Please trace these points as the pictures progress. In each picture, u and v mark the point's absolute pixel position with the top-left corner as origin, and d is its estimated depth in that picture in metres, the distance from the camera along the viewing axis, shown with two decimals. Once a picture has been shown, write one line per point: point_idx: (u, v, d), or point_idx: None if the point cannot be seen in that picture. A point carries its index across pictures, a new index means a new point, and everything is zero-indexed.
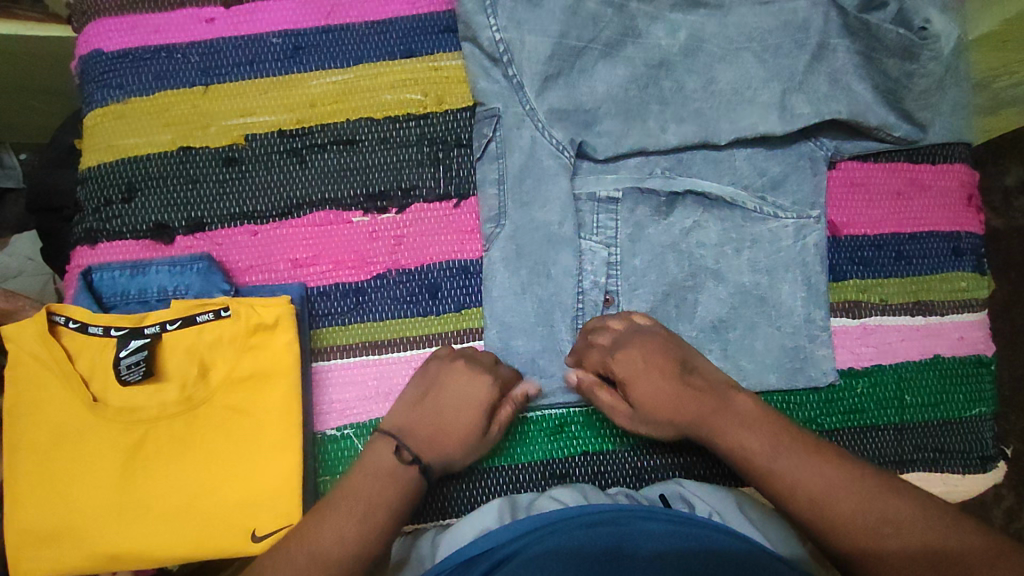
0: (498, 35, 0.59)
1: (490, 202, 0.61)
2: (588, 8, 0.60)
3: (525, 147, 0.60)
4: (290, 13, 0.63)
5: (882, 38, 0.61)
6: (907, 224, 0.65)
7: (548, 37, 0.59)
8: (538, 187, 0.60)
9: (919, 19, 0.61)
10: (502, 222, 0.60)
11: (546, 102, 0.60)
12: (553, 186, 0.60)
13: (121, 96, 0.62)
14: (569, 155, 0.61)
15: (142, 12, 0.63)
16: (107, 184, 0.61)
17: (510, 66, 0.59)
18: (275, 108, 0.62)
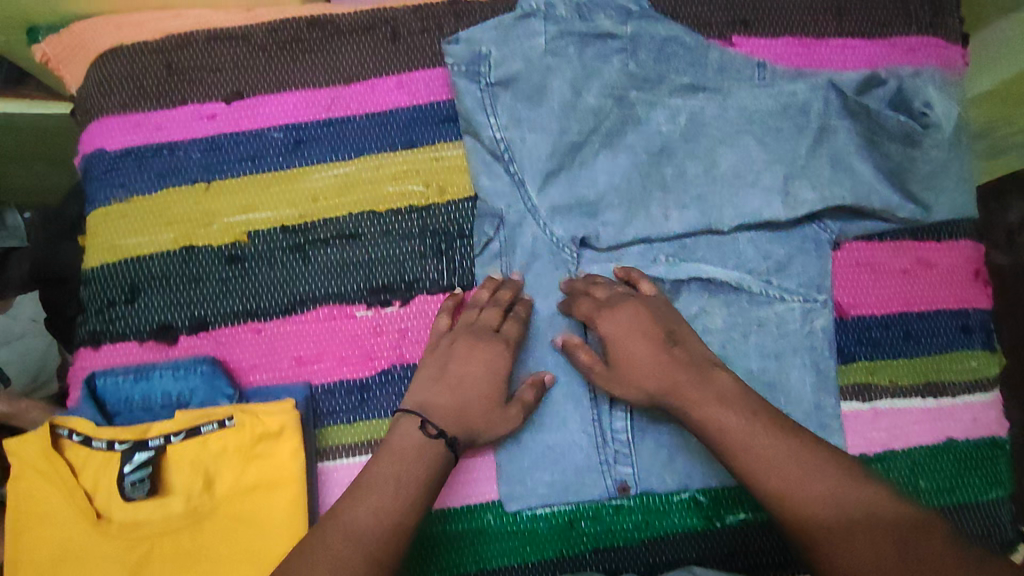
0: (499, 133, 0.61)
1: None
2: (587, 103, 0.62)
3: (525, 244, 0.62)
4: (291, 106, 0.63)
5: (882, 123, 0.61)
6: (915, 302, 0.65)
7: (548, 133, 0.61)
8: (540, 283, 0.62)
9: (919, 103, 0.62)
10: None
11: (547, 197, 0.62)
12: (557, 279, 0.62)
13: (124, 195, 0.62)
14: (569, 250, 0.62)
15: (143, 110, 0.62)
16: (110, 285, 0.61)
17: (512, 163, 0.61)
18: (278, 204, 0.62)
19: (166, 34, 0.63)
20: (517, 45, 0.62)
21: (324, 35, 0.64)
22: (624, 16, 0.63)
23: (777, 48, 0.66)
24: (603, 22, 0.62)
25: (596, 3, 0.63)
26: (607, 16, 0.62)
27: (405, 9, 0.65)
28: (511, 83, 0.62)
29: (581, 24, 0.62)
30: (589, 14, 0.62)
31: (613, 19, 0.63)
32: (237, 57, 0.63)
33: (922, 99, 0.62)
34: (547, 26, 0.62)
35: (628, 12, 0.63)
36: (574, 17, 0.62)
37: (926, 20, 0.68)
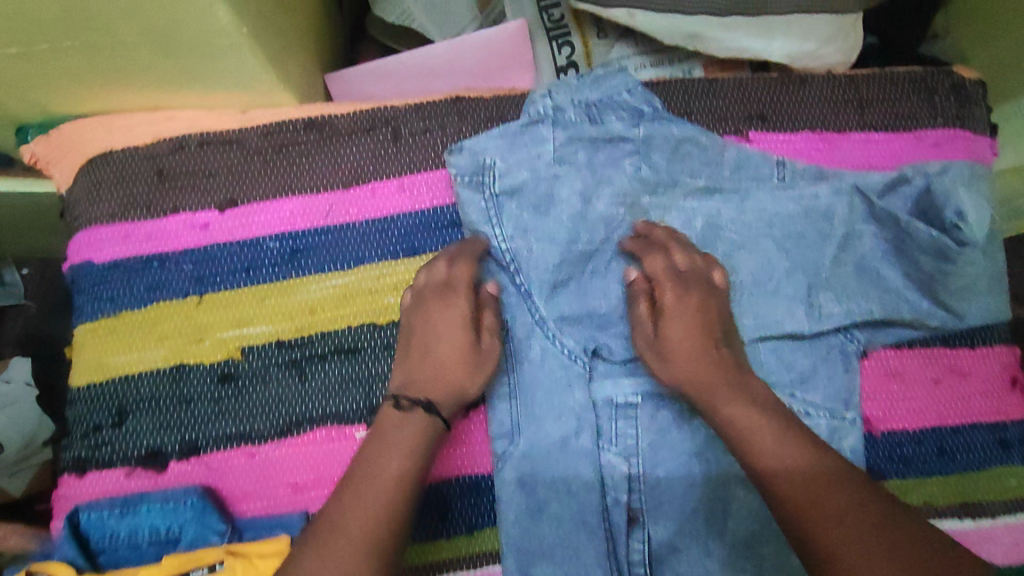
0: (504, 243, 0.59)
1: (501, 416, 0.58)
2: (597, 211, 0.60)
3: (534, 360, 0.59)
4: (286, 214, 0.60)
5: (914, 236, 0.59)
6: (949, 415, 0.61)
7: (556, 244, 0.59)
8: (551, 402, 0.58)
9: (952, 214, 0.59)
10: (515, 440, 0.57)
11: (557, 309, 0.59)
12: (569, 397, 0.58)
13: (113, 309, 0.59)
14: (582, 363, 0.59)
15: (133, 219, 0.59)
16: (97, 407, 0.57)
17: (518, 275, 0.59)
18: (273, 317, 0.59)
19: (158, 138, 0.61)
20: (523, 150, 0.59)
21: (321, 137, 0.61)
22: (637, 117, 0.60)
23: (797, 143, 0.63)
24: (616, 125, 0.60)
25: (606, 105, 0.60)
26: (618, 119, 0.60)
27: (407, 108, 0.62)
28: (517, 191, 0.59)
29: (592, 127, 0.59)
30: (598, 116, 0.60)
31: (623, 122, 0.60)
32: (230, 162, 0.60)
33: (953, 207, 0.59)
34: (555, 131, 0.59)
35: (642, 113, 0.60)
36: (584, 120, 0.59)
37: (952, 111, 0.65)
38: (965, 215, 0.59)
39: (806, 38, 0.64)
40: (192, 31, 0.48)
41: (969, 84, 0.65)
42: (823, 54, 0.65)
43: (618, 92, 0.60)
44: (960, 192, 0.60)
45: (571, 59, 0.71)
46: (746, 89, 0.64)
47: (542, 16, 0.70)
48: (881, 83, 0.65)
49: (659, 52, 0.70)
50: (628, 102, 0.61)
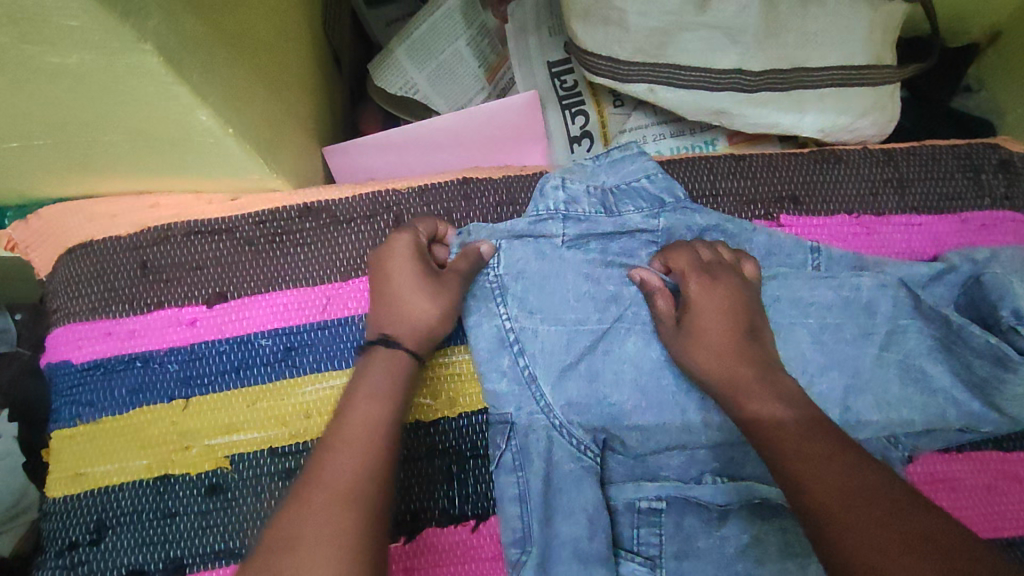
0: (510, 325, 0.55)
1: (512, 521, 0.51)
2: (612, 292, 0.56)
3: (541, 454, 0.53)
4: (280, 308, 0.56)
5: (967, 339, 0.52)
6: (1005, 526, 0.55)
7: (563, 326, 0.55)
8: (562, 500, 0.51)
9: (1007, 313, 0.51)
10: (528, 548, 0.50)
11: (566, 399, 0.54)
12: (579, 495, 0.51)
13: (92, 415, 0.54)
14: (593, 457, 0.53)
15: (115, 316, 0.55)
16: (74, 522, 0.52)
17: (522, 357, 0.54)
18: (265, 422, 0.54)
19: (142, 228, 0.56)
20: (526, 237, 0.56)
21: (318, 225, 0.57)
22: (657, 207, 0.58)
23: (832, 226, 0.59)
24: (632, 216, 0.57)
25: (622, 193, 0.57)
26: (635, 208, 0.57)
27: (410, 191, 0.58)
28: (522, 274, 0.56)
29: (608, 219, 0.57)
30: (614, 206, 0.57)
31: (642, 213, 0.57)
32: (220, 254, 0.56)
33: (1011, 307, 0.51)
34: (567, 226, 0.57)
35: (662, 204, 0.58)
36: (597, 211, 0.57)
37: (1000, 191, 0.60)
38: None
39: (842, 112, 0.59)
40: (173, 132, 0.43)
41: (1017, 159, 0.61)
42: (860, 127, 0.60)
43: (635, 179, 0.58)
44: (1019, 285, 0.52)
45: (585, 128, 0.67)
46: (776, 168, 0.60)
47: (554, 82, 0.67)
48: (923, 160, 0.60)
49: (679, 120, 0.66)
50: (648, 191, 0.58)
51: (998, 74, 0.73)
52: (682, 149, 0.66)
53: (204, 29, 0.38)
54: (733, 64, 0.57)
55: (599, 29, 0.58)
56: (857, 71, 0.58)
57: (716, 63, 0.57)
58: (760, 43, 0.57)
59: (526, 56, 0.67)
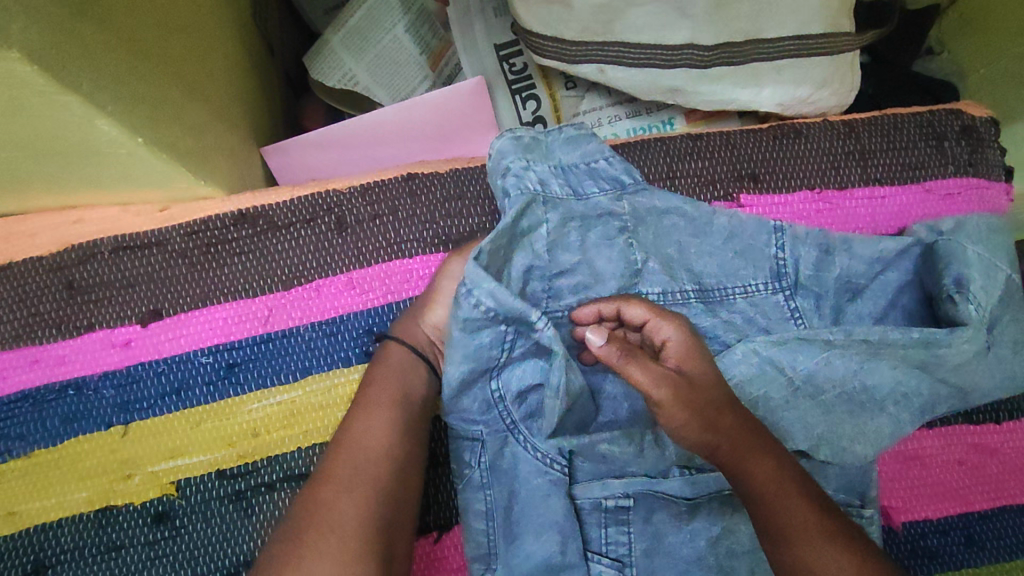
0: (501, 352, 0.49)
1: (477, 535, 0.49)
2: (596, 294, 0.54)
3: (505, 469, 0.50)
4: (220, 323, 0.53)
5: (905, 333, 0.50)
6: (977, 500, 0.55)
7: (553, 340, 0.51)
8: (529, 517, 0.49)
9: (948, 283, 0.51)
10: (492, 562, 0.49)
11: (526, 407, 0.51)
12: (545, 509, 0.49)
13: (23, 449, 0.51)
14: (560, 467, 0.50)
15: (41, 342, 0.52)
16: (10, 565, 0.49)
17: (496, 381, 0.50)
18: (211, 444, 0.51)
19: (64, 246, 0.52)
20: (520, 247, 0.50)
21: (255, 232, 0.54)
22: (618, 190, 0.54)
23: (794, 205, 0.57)
24: (600, 198, 0.53)
25: (582, 171, 0.54)
26: (599, 190, 0.53)
27: (352, 191, 0.55)
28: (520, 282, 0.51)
29: (579, 204, 0.53)
30: (582, 187, 0.53)
31: (605, 194, 0.53)
32: (152, 269, 0.53)
33: (953, 274, 0.51)
34: (549, 213, 0.51)
35: (623, 185, 0.54)
36: (569, 196, 0.52)
37: (962, 158, 0.58)
38: (966, 285, 0.50)
39: (799, 84, 0.57)
40: (75, 144, 0.40)
41: (979, 124, 0.59)
42: (820, 99, 0.58)
43: (595, 159, 0.54)
44: (966, 257, 0.51)
45: (538, 113, 0.64)
46: (734, 147, 0.57)
47: (503, 66, 0.64)
48: (884, 129, 0.58)
49: (635, 101, 0.63)
50: (608, 172, 0.54)
51: (956, 33, 0.71)
52: (639, 130, 0.64)
53: (93, 34, 0.34)
54: (684, 40, 0.54)
55: (543, 9, 0.55)
56: (813, 40, 0.55)
57: (666, 38, 0.54)
58: (712, 15, 0.54)
59: (472, 39, 0.63)
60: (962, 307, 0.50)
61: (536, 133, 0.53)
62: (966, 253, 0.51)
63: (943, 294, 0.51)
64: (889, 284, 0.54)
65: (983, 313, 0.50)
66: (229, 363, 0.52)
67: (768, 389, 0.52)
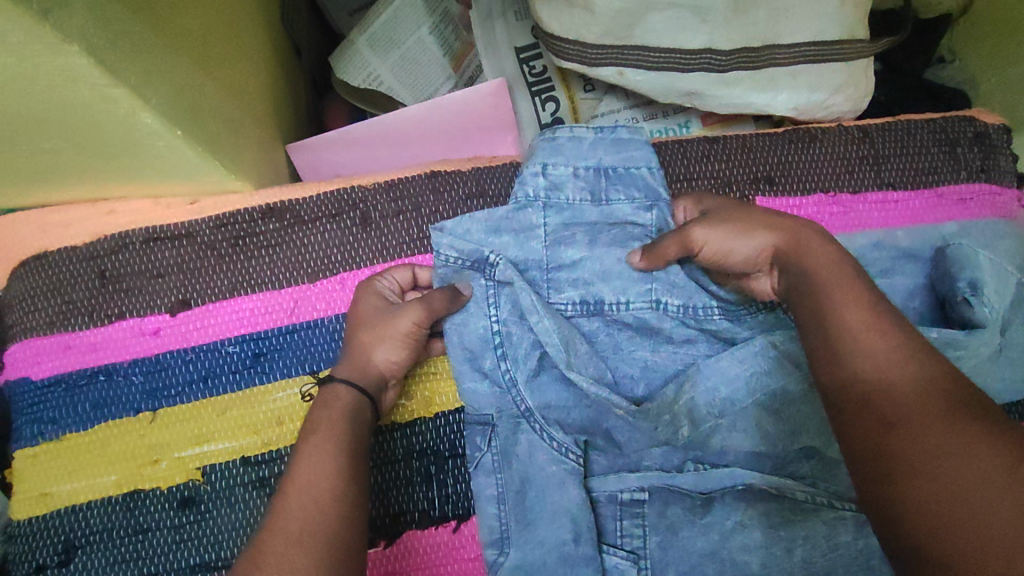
0: (497, 325, 0.53)
1: (491, 521, 0.50)
2: (600, 290, 0.54)
3: (520, 456, 0.51)
4: (247, 314, 0.54)
5: None
6: None
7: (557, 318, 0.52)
8: (544, 502, 0.50)
9: (964, 285, 0.52)
10: (507, 549, 0.50)
11: (540, 396, 0.53)
12: (560, 497, 0.50)
13: (54, 433, 0.52)
14: (576, 457, 0.51)
15: (73, 329, 0.54)
16: (41, 545, 0.51)
17: (503, 360, 0.52)
18: (236, 431, 0.52)
19: (97, 236, 0.54)
20: (517, 239, 0.54)
21: (281, 225, 0.55)
22: (650, 199, 0.55)
23: (809, 207, 0.58)
24: (621, 205, 0.55)
25: (617, 177, 0.56)
26: (626, 198, 0.55)
27: (377, 187, 0.57)
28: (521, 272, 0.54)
29: (595, 208, 0.55)
30: (603, 193, 0.55)
31: (632, 203, 0.55)
32: (181, 260, 0.54)
33: (969, 278, 0.53)
34: (548, 216, 0.55)
35: (657, 197, 0.55)
36: (586, 200, 0.55)
37: (975, 164, 0.59)
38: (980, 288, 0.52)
39: (815, 89, 0.58)
40: (117, 136, 0.41)
41: (992, 131, 0.60)
42: (834, 104, 0.59)
43: (637, 165, 0.56)
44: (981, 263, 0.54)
45: (556, 115, 0.66)
46: (750, 149, 0.59)
47: (523, 68, 0.65)
48: (898, 135, 0.59)
49: (652, 103, 0.65)
50: (645, 181, 0.56)
51: (967, 43, 0.72)
52: (656, 133, 0.65)
53: (139, 29, 0.36)
54: (703, 44, 0.56)
55: (565, 12, 0.56)
56: (829, 47, 0.57)
57: (686, 42, 0.56)
58: (730, 20, 0.55)
59: (493, 41, 0.65)
60: (978, 307, 0.51)
61: (578, 132, 0.56)
62: (979, 259, 0.54)
63: (959, 297, 0.52)
64: (901, 285, 0.55)
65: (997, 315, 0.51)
66: (256, 352, 0.54)
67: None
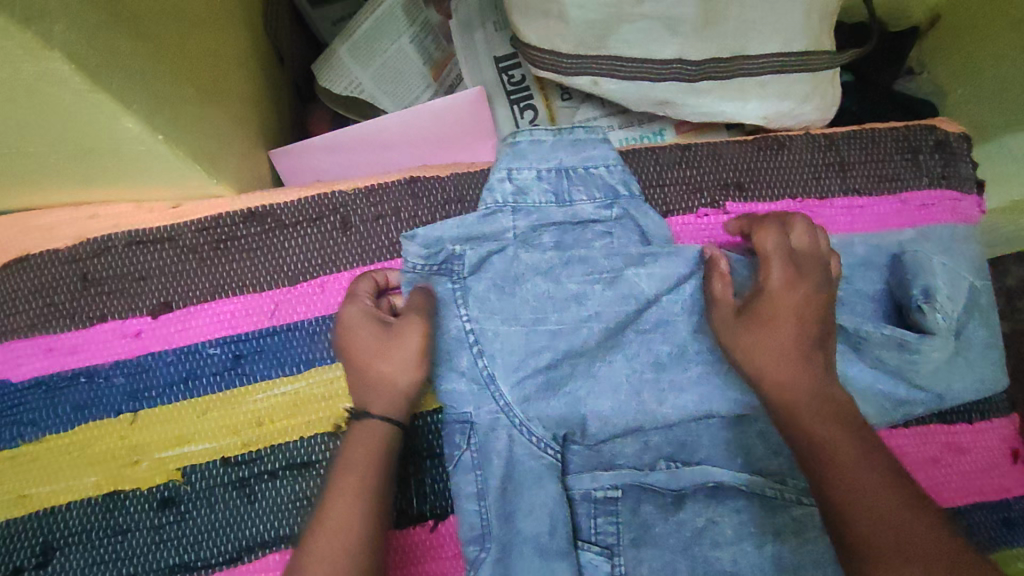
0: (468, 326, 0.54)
1: (471, 517, 0.51)
2: (566, 293, 0.54)
3: (500, 452, 0.52)
4: (228, 316, 0.55)
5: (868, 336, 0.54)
6: (950, 496, 0.57)
7: (521, 325, 0.54)
8: (522, 496, 0.52)
9: (917, 290, 0.54)
10: (489, 544, 0.50)
11: (520, 393, 0.53)
12: (539, 491, 0.52)
13: (34, 435, 0.53)
14: (553, 452, 0.53)
15: (54, 332, 0.54)
16: (20, 546, 0.51)
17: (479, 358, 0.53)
18: (216, 431, 0.53)
19: (79, 239, 0.55)
20: (482, 245, 0.55)
21: (262, 229, 0.56)
22: (611, 198, 0.57)
23: (777, 213, 0.60)
24: (584, 205, 0.56)
25: (578, 177, 0.56)
26: (588, 198, 0.56)
27: (356, 192, 0.58)
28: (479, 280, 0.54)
29: (559, 209, 0.56)
30: (566, 194, 0.56)
31: (593, 202, 0.56)
32: (162, 263, 0.55)
33: (921, 284, 0.54)
34: (516, 219, 0.56)
35: (616, 195, 0.57)
36: (550, 202, 0.56)
37: (937, 170, 0.61)
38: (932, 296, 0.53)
39: (783, 98, 0.60)
40: (100, 141, 0.42)
41: (953, 140, 0.62)
42: (802, 112, 0.61)
43: (596, 164, 0.57)
44: (932, 270, 0.55)
45: (534, 122, 0.67)
46: (719, 157, 0.61)
47: (502, 77, 0.67)
48: (863, 143, 0.61)
49: (627, 112, 0.66)
50: (605, 180, 0.57)
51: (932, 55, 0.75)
52: (632, 140, 0.67)
53: (120, 37, 0.37)
54: (675, 55, 0.57)
55: (541, 22, 0.57)
56: (797, 57, 0.58)
57: (657, 53, 0.57)
58: (700, 32, 0.57)
59: (472, 51, 0.66)
60: (930, 316, 0.53)
61: (538, 136, 0.56)
62: (932, 265, 0.55)
63: (913, 304, 0.54)
64: (862, 292, 0.57)
65: (950, 322, 0.53)
66: (236, 354, 0.54)
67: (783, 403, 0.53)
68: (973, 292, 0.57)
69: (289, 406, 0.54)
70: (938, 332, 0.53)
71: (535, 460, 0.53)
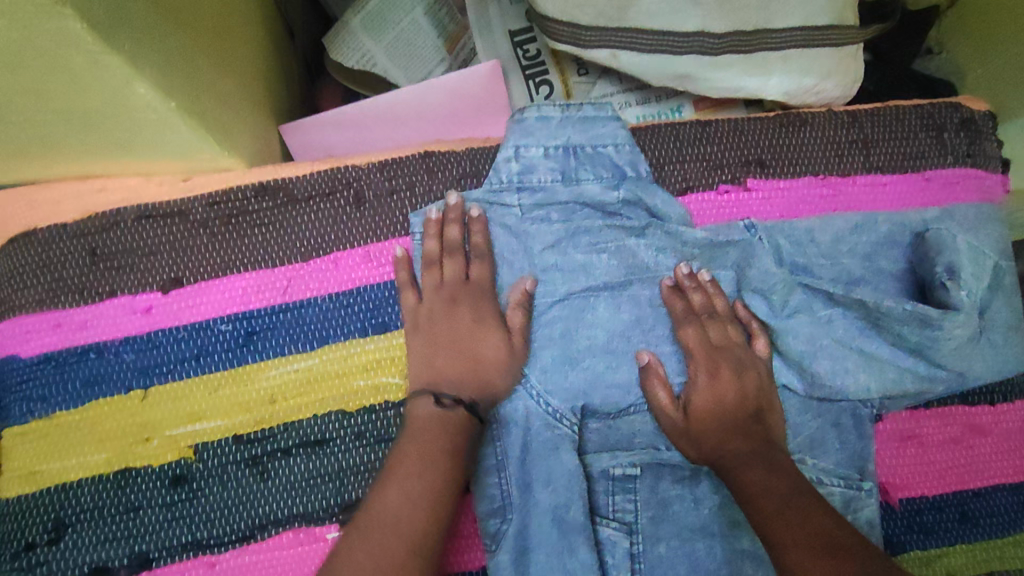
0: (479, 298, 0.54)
1: (490, 490, 0.51)
2: (574, 263, 0.55)
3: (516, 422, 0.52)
4: (240, 292, 0.54)
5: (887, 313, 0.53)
6: (970, 478, 0.56)
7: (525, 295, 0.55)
8: (539, 466, 0.51)
9: (941, 266, 0.54)
10: (508, 516, 0.50)
11: (535, 363, 0.54)
12: (555, 462, 0.51)
13: (44, 411, 0.52)
14: (569, 424, 0.52)
15: (63, 307, 0.53)
16: (32, 522, 0.50)
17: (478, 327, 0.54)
18: (229, 409, 0.52)
19: (87, 214, 0.53)
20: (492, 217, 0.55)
21: (274, 204, 0.55)
22: (617, 178, 0.56)
23: (799, 190, 0.58)
24: (592, 184, 0.56)
25: (586, 156, 0.56)
26: (594, 177, 0.56)
27: (370, 166, 0.56)
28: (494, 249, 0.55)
29: (566, 188, 0.56)
30: (573, 172, 0.56)
31: (600, 182, 0.56)
32: (172, 237, 0.54)
33: (946, 261, 0.54)
34: (523, 197, 0.56)
35: (624, 175, 0.56)
36: (557, 180, 0.56)
37: (962, 149, 0.60)
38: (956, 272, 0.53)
39: (805, 73, 0.58)
40: (113, 109, 0.41)
41: (978, 118, 0.61)
42: (824, 88, 0.60)
43: (604, 143, 0.56)
44: (958, 247, 0.54)
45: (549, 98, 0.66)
46: (742, 133, 0.59)
47: (517, 51, 0.65)
48: (888, 121, 0.60)
49: (645, 88, 0.65)
50: (613, 159, 0.56)
51: (955, 34, 0.73)
52: (649, 116, 0.66)
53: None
54: (696, 28, 0.56)
55: None
56: (820, 30, 0.57)
57: (677, 25, 0.56)
58: (722, 4, 0.56)
59: (486, 24, 0.65)
60: (954, 293, 0.52)
61: (544, 112, 0.56)
62: (958, 242, 0.54)
63: (936, 281, 0.54)
64: (884, 270, 0.57)
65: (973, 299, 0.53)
66: (247, 330, 0.53)
67: (789, 380, 0.55)
68: (999, 272, 0.56)
69: (297, 385, 0.53)
70: (961, 308, 0.52)
71: (548, 433, 0.52)
